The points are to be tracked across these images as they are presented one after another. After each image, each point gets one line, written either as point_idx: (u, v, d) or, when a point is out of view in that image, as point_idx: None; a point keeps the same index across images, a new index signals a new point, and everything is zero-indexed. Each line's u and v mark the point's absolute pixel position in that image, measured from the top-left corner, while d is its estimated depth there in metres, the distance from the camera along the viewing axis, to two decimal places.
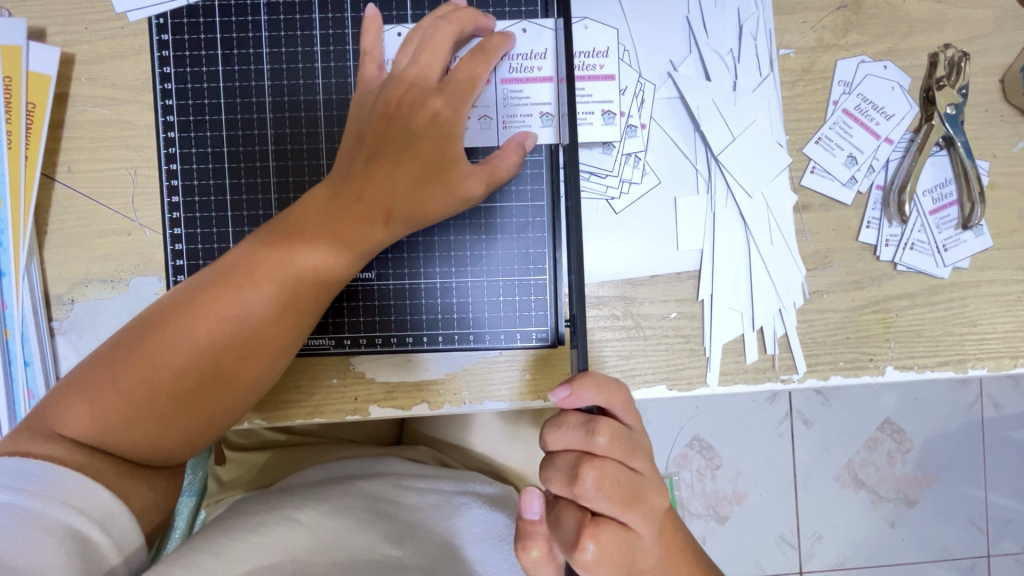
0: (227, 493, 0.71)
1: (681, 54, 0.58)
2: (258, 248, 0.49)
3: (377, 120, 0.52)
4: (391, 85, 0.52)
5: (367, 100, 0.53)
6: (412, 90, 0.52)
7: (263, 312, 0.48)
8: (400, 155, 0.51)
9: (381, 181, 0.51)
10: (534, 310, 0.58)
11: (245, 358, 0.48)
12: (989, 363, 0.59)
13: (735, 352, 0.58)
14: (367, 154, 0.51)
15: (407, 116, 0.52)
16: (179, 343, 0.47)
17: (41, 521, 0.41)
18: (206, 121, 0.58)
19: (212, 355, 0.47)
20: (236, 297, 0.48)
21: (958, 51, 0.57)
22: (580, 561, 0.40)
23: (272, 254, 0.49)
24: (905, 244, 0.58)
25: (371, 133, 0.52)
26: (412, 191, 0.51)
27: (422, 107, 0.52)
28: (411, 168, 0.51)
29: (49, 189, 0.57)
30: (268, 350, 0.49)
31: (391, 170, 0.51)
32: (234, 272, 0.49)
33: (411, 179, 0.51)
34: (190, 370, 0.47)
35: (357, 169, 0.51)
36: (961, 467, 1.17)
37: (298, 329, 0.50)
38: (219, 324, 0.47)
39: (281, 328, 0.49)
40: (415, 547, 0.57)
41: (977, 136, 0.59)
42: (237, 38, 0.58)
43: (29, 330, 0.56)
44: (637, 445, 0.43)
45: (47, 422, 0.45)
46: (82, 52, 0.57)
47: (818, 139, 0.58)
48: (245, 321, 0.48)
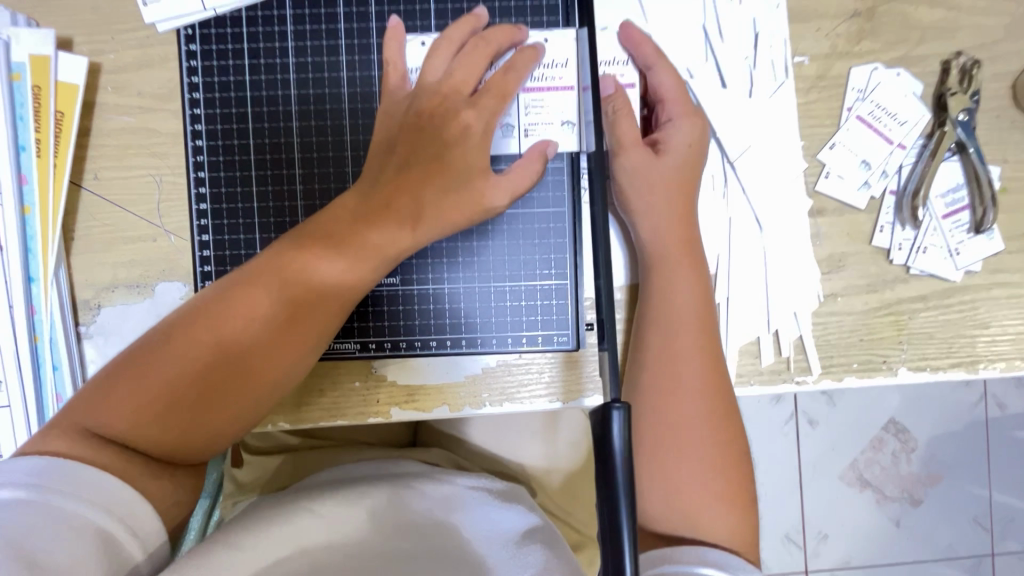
0: (245, 495, 0.72)
1: (699, 61, 0.59)
2: (287, 248, 0.50)
3: (408, 131, 0.53)
4: (425, 97, 0.54)
5: (397, 110, 0.55)
6: (447, 103, 0.54)
7: (289, 315, 0.49)
8: (430, 164, 0.52)
9: (410, 189, 0.52)
10: (556, 315, 0.59)
11: (270, 360, 0.49)
12: (1000, 365, 0.60)
13: (751, 355, 0.59)
14: (396, 162, 0.52)
15: (440, 127, 0.53)
16: (210, 342, 0.47)
17: (67, 520, 0.42)
18: (234, 129, 0.59)
19: (241, 354, 0.48)
20: (265, 297, 0.48)
21: (970, 59, 0.59)
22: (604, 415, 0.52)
23: (301, 254, 0.49)
24: (918, 248, 0.59)
25: (401, 142, 0.53)
26: (440, 198, 0.52)
27: (453, 120, 0.53)
28: (439, 177, 0.52)
29: (76, 196, 0.58)
30: (292, 353, 0.49)
31: (420, 179, 0.52)
32: (262, 274, 0.49)
33: (440, 188, 0.52)
34: (220, 368, 0.47)
35: (388, 177, 0.52)
36: (966, 465, 1.18)
37: (322, 333, 0.50)
38: (247, 325, 0.48)
39: (306, 332, 0.49)
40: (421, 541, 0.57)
41: (988, 141, 0.60)
42: (264, 47, 0.58)
43: (57, 335, 0.57)
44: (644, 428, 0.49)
45: (77, 418, 0.46)
46: (109, 61, 0.58)
47: (832, 145, 0.59)
48: (274, 320, 0.48)
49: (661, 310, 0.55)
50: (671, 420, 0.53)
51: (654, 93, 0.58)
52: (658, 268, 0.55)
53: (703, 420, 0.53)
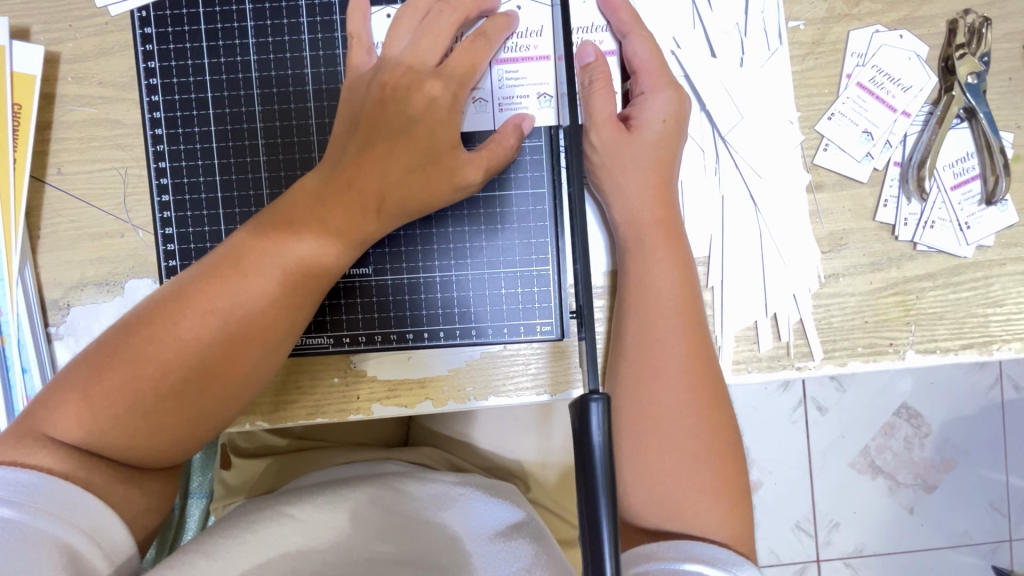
0: (232, 497, 0.71)
1: (686, 29, 0.56)
2: (247, 239, 0.48)
3: (371, 106, 0.50)
4: (388, 69, 0.51)
5: (360, 84, 0.51)
6: (409, 74, 0.50)
7: (252, 307, 0.46)
8: (393, 142, 0.49)
9: (373, 170, 0.49)
10: (537, 302, 0.56)
11: (234, 355, 0.46)
12: (1015, 345, 0.56)
13: (748, 340, 0.56)
14: (359, 140, 0.49)
15: (404, 101, 0.50)
16: (168, 339, 0.45)
17: (30, 536, 0.41)
18: (193, 115, 0.56)
19: (201, 352, 0.46)
20: (225, 291, 0.46)
21: (980, 17, 0.55)
22: None
23: (261, 245, 0.47)
24: (925, 223, 0.55)
25: (366, 119, 0.50)
26: (406, 180, 0.49)
27: (418, 92, 0.50)
28: (404, 156, 0.49)
29: (39, 192, 0.56)
30: (257, 347, 0.47)
31: (383, 158, 0.49)
32: (222, 266, 0.47)
33: (405, 167, 0.49)
34: (178, 367, 0.45)
35: (349, 157, 0.49)
36: (981, 450, 1.14)
37: (290, 324, 0.48)
38: (207, 318, 0.46)
39: (272, 323, 0.47)
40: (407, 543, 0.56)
41: (1000, 106, 0.56)
42: (222, 28, 0.56)
43: (25, 336, 0.56)
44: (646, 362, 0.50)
45: (38, 423, 0.45)
46: (67, 50, 0.56)
47: (830, 115, 0.56)
48: (234, 315, 0.46)
49: (639, 297, 0.52)
50: (650, 413, 0.50)
51: (630, 64, 0.54)
52: (635, 252, 0.52)
53: (687, 410, 0.50)
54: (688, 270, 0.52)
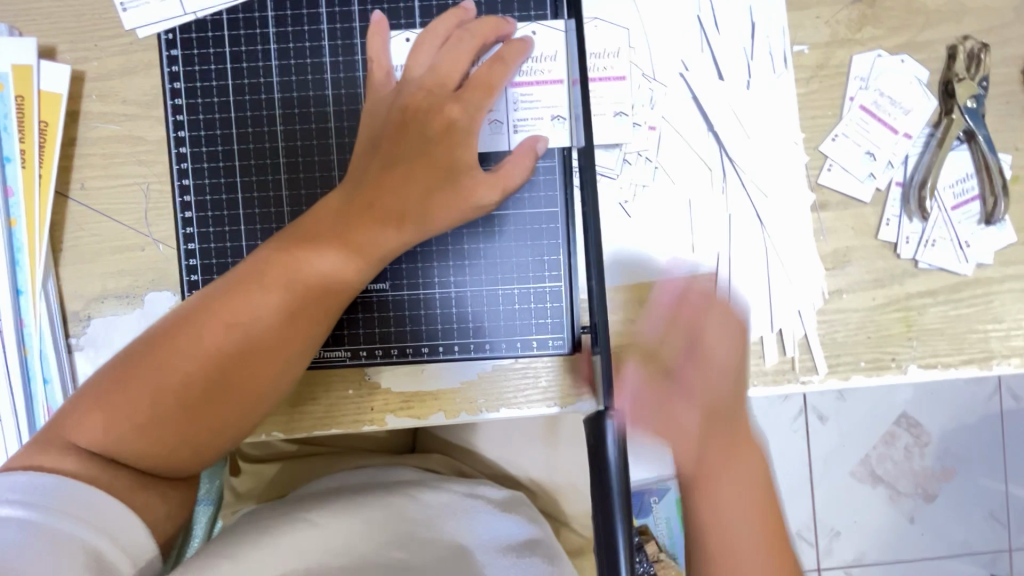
0: (242, 503, 0.72)
1: (695, 53, 0.57)
2: (269, 255, 0.49)
3: (392, 128, 0.52)
4: (409, 92, 0.53)
5: (381, 107, 0.54)
6: (428, 97, 0.52)
7: (273, 321, 0.48)
8: (412, 163, 0.51)
9: (392, 189, 0.50)
10: (550, 317, 0.57)
11: (256, 368, 0.48)
12: (1014, 360, 0.57)
13: (754, 355, 0.57)
14: (380, 162, 0.51)
15: (424, 123, 0.52)
16: (192, 352, 0.46)
17: (53, 535, 0.41)
18: (217, 134, 0.58)
19: (224, 365, 0.47)
20: (247, 305, 0.47)
21: (977, 43, 0.57)
22: None
23: (283, 261, 0.48)
24: (926, 241, 0.57)
25: (387, 140, 0.52)
26: (424, 199, 0.51)
27: (437, 114, 0.52)
28: (422, 176, 0.51)
29: (63, 206, 0.58)
30: (278, 360, 0.48)
31: (402, 178, 0.50)
32: (244, 281, 0.48)
33: (423, 187, 0.51)
34: (202, 379, 0.47)
35: (370, 177, 0.51)
36: (981, 460, 1.15)
37: (310, 338, 0.49)
38: (230, 332, 0.47)
39: (292, 336, 0.49)
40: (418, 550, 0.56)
41: (999, 128, 0.57)
42: (246, 50, 0.57)
43: (47, 348, 0.57)
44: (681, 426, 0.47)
45: (66, 432, 0.46)
46: (92, 69, 0.57)
47: (834, 136, 0.57)
48: (256, 329, 0.47)
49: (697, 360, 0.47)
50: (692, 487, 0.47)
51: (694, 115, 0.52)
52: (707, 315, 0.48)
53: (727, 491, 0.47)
54: (745, 339, 0.49)
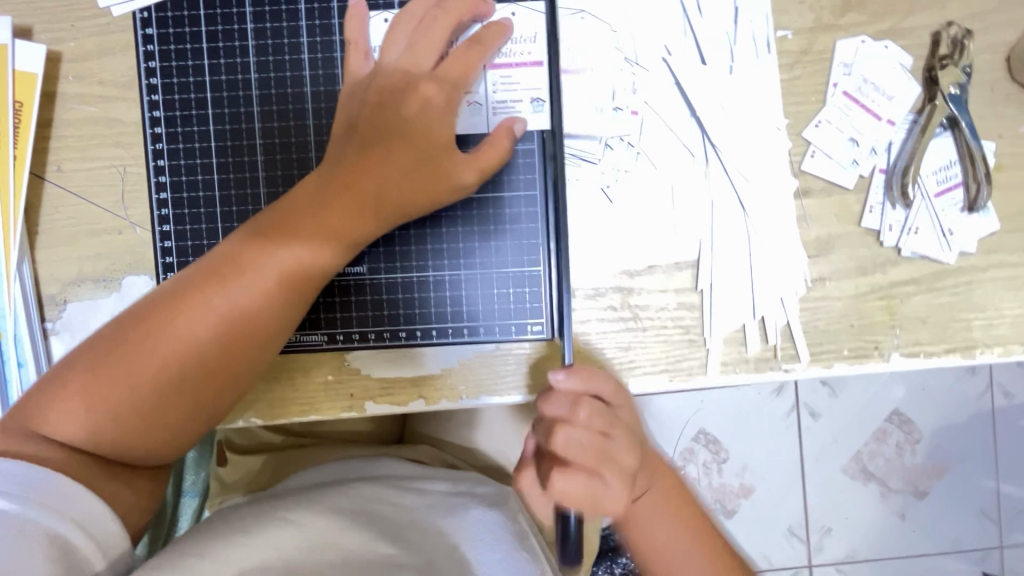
0: (228, 494, 0.70)
1: (677, 37, 0.57)
2: (246, 241, 0.48)
3: (368, 109, 0.52)
4: (385, 72, 0.52)
5: (358, 92, 0.53)
6: (405, 77, 0.52)
7: (250, 307, 0.47)
8: (390, 144, 0.50)
9: (371, 171, 0.50)
10: (529, 302, 0.57)
11: (233, 354, 0.47)
12: (997, 349, 0.57)
13: (736, 342, 0.57)
14: (358, 143, 0.51)
15: (400, 104, 0.51)
16: (167, 340, 0.46)
17: (23, 526, 0.41)
18: (193, 115, 0.57)
19: (201, 352, 0.46)
20: (224, 292, 0.47)
21: (962, 29, 0.56)
22: (546, 504, 0.46)
23: (260, 247, 0.48)
24: (909, 228, 0.57)
25: (363, 119, 0.51)
26: (402, 182, 0.50)
27: (413, 94, 0.51)
28: (401, 158, 0.50)
29: (38, 188, 0.57)
30: (257, 346, 0.48)
31: (381, 160, 0.50)
32: (220, 266, 0.48)
33: (402, 169, 0.50)
34: (179, 367, 0.46)
35: (348, 159, 0.50)
36: (972, 457, 1.15)
37: (289, 323, 0.49)
38: (205, 318, 0.46)
39: (269, 322, 0.48)
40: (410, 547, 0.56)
41: (982, 115, 0.57)
42: (223, 30, 0.57)
43: (21, 330, 0.56)
44: (623, 421, 0.49)
45: (36, 423, 0.45)
46: (68, 50, 0.57)
47: (817, 123, 0.57)
48: (233, 315, 0.47)
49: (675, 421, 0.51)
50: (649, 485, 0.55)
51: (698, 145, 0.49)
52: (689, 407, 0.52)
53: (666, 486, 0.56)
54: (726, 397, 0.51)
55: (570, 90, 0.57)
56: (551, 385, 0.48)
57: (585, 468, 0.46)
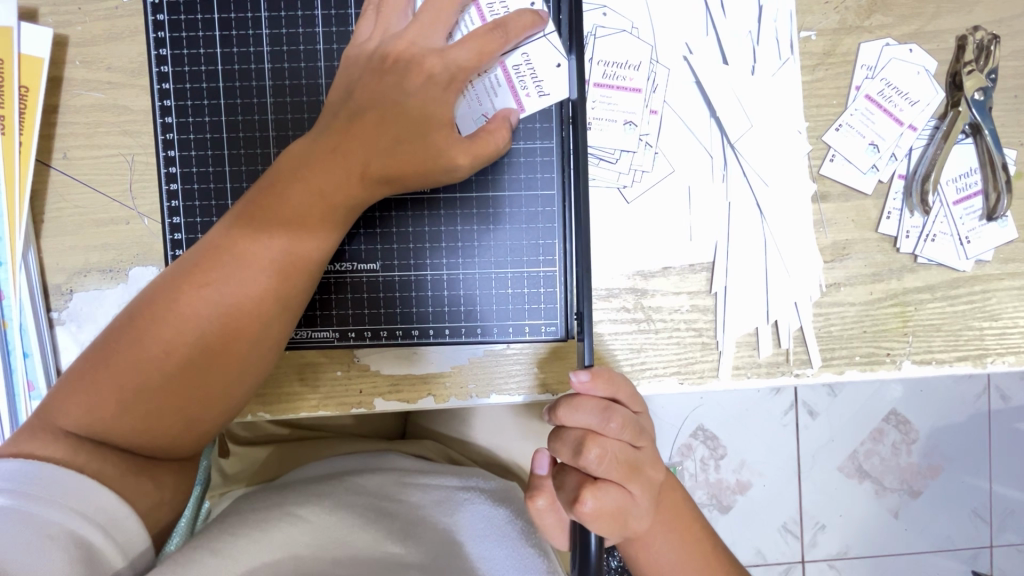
0: (231, 486, 0.70)
1: (699, 36, 0.56)
2: (239, 219, 0.49)
3: (368, 76, 0.51)
4: (390, 40, 0.51)
5: (361, 54, 0.52)
6: (411, 49, 0.51)
7: (251, 285, 0.47)
8: (382, 113, 0.50)
9: (360, 136, 0.49)
10: (543, 302, 0.56)
11: (237, 331, 0.47)
12: (1009, 358, 0.57)
13: (748, 346, 0.57)
14: (350, 109, 0.50)
15: (402, 74, 0.50)
16: (167, 318, 0.46)
17: (42, 527, 0.40)
18: (204, 105, 0.56)
19: (201, 329, 0.47)
20: (221, 268, 0.47)
21: (988, 34, 0.55)
22: (580, 515, 0.43)
23: (253, 223, 0.48)
24: (926, 236, 0.56)
25: (361, 87, 0.51)
26: (391, 149, 0.50)
27: (417, 68, 0.50)
28: (392, 126, 0.50)
29: (45, 176, 0.56)
30: (254, 322, 0.48)
31: (371, 126, 0.50)
32: (218, 247, 0.48)
33: (391, 137, 0.50)
34: (180, 343, 0.46)
35: (337, 125, 0.50)
36: (967, 458, 1.16)
37: (287, 298, 0.49)
38: (209, 297, 0.47)
39: (268, 297, 0.48)
40: (417, 545, 0.57)
41: (1004, 123, 0.56)
42: (236, 18, 0.56)
43: (26, 321, 0.55)
44: (644, 429, 0.47)
45: (47, 416, 0.45)
46: (76, 33, 0.55)
47: (838, 126, 0.56)
48: (232, 292, 0.47)
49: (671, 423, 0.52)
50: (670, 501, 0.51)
51: None
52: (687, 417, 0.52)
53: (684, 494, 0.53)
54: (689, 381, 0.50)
55: (601, 106, 0.56)
56: (575, 392, 0.45)
57: (613, 475, 0.44)
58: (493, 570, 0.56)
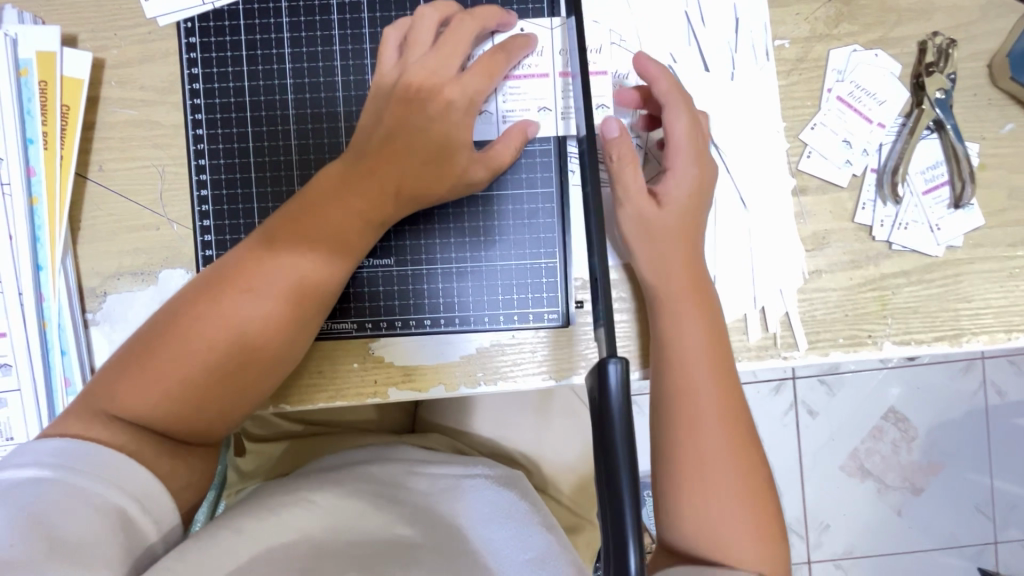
0: (248, 482, 0.74)
1: (683, 46, 0.61)
2: (282, 227, 0.53)
3: (397, 102, 0.56)
4: (413, 68, 0.56)
5: (386, 83, 0.57)
6: (430, 78, 0.56)
7: (289, 289, 0.51)
8: (414, 137, 0.55)
9: (394, 160, 0.54)
10: (546, 292, 0.61)
11: (275, 331, 0.51)
12: (983, 338, 0.61)
13: (738, 332, 0.61)
14: (383, 133, 0.55)
15: (426, 102, 0.55)
16: (211, 317, 0.50)
17: (89, 498, 0.44)
18: (232, 117, 0.61)
19: (242, 328, 0.50)
20: (262, 273, 0.51)
21: (947, 38, 0.61)
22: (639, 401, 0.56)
23: (293, 232, 0.52)
24: (899, 224, 0.61)
25: (391, 114, 0.55)
26: (422, 172, 0.55)
27: (438, 95, 0.56)
28: (421, 150, 0.55)
29: (82, 187, 0.60)
30: (291, 323, 0.52)
31: (403, 151, 0.55)
32: (262, 250, 0.52)
33: (421, 161, 0.55)
34: (221, 340, 0.50)
35: (372, 149, 0.55)
36: (967, 454, 1.18)
37: (322, 303, 0.53)
38: (250, 299, 0.51)
39: (305, 301, 0.52)
40: (424, 527, 0.59)
41: (966, 119, 0.61)
42: (260, 39, 0.61)
43: (64, 321, 0.59)
44: (722, 351, 0.56)
45: (95, 402, 0.49)
46: (112, 56, 0.60)
47: (813, 125, 0.61)
48: (272, 294, 0.51)
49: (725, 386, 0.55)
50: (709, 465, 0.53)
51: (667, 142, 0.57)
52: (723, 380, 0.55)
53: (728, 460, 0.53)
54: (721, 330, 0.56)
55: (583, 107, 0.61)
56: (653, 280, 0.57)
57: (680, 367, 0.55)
58: (497, 550, 0.58)
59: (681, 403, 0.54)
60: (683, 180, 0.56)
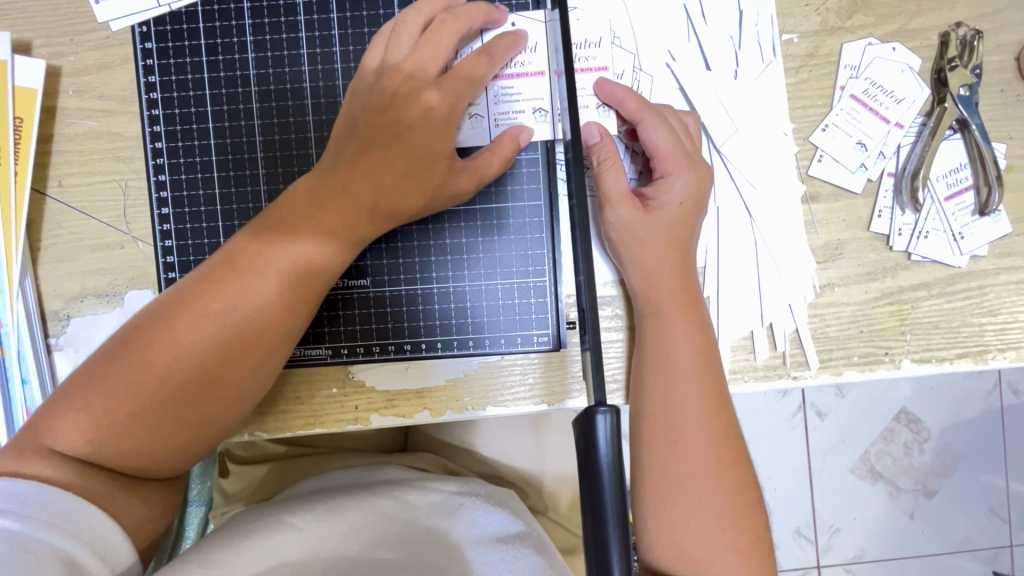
0: (231, 505, 0.71)
1: (681, 43, 0.56)
2: (244, 243, 0.48)
3: (371, 111, 0.51)
4: (392, 71, 0.52)
5: (364, 88, 0.53)
6: (408, 81, 0.52)
7: (250, 313, 0.47)
8: (389, 146, 0.50)
9: (367, 172, 0.50)
10: (534, 313, 0.56)
11: (235, 359, 0.47)
12: (1011, 354, 0.56)
13: (744, 350, 0.56)
14: (356, 146, 0.51)
15: (402, 109, 0.51)
16: (163, 343, 0.46)
17: (30, 546, 0.40)
18: (193, 129, 0.57)
19: (197, 356, 0.46)
20: (220, 294, 0.47)
21: (971, 30, 0.55)
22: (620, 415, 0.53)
23: (256, 249, 0.48)
24: (919, 233, 0.56)
25: (364, 123, 0.51)
26: (397, 184, 0.50)
27: (416, 100, 0.51)
28: (397, 160, 0.50)
29: (40, 205, 0.57)
30: (253, 350, 0.48)
31: (378, 162, 0.50)
32: (221, 269, 0.48)
33: (398, 173, 0.50)
34: (174, 369, 0.45)
35: (344, 161, 0.50)
36: (982, 457, 1.14)
37: (288, 328, 0.49)
38: (207, 323, 0.46)
39: (268, 326, 0.48)
40: (406, 551, 0.55)
41: (992, 117, 0.56)
42: (222, 43, 0.57)
43: (24, 347, 0.56)
44: (711, 365, 0.51)
45: (39, 435, 0.45)
46: (68, 64, 0.56)
47: (824, 126, 0.56)
48: (231, 318, 0.47)
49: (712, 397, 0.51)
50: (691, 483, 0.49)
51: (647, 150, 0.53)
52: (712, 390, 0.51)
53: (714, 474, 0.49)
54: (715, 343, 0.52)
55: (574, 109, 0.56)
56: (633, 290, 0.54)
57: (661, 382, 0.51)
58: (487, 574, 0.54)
59: (665, 415, 0.50)
60: (678, 188, 0.52)
